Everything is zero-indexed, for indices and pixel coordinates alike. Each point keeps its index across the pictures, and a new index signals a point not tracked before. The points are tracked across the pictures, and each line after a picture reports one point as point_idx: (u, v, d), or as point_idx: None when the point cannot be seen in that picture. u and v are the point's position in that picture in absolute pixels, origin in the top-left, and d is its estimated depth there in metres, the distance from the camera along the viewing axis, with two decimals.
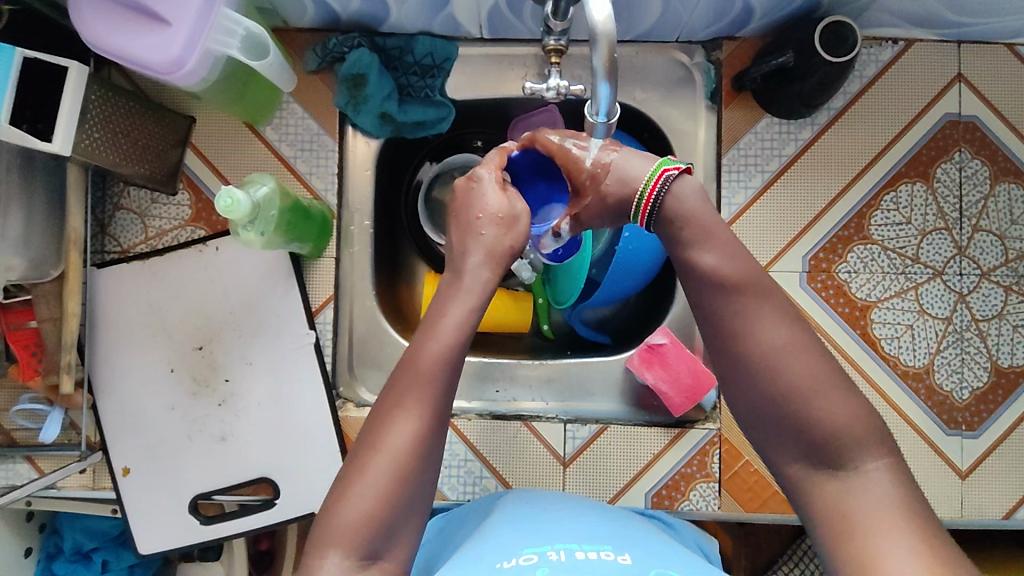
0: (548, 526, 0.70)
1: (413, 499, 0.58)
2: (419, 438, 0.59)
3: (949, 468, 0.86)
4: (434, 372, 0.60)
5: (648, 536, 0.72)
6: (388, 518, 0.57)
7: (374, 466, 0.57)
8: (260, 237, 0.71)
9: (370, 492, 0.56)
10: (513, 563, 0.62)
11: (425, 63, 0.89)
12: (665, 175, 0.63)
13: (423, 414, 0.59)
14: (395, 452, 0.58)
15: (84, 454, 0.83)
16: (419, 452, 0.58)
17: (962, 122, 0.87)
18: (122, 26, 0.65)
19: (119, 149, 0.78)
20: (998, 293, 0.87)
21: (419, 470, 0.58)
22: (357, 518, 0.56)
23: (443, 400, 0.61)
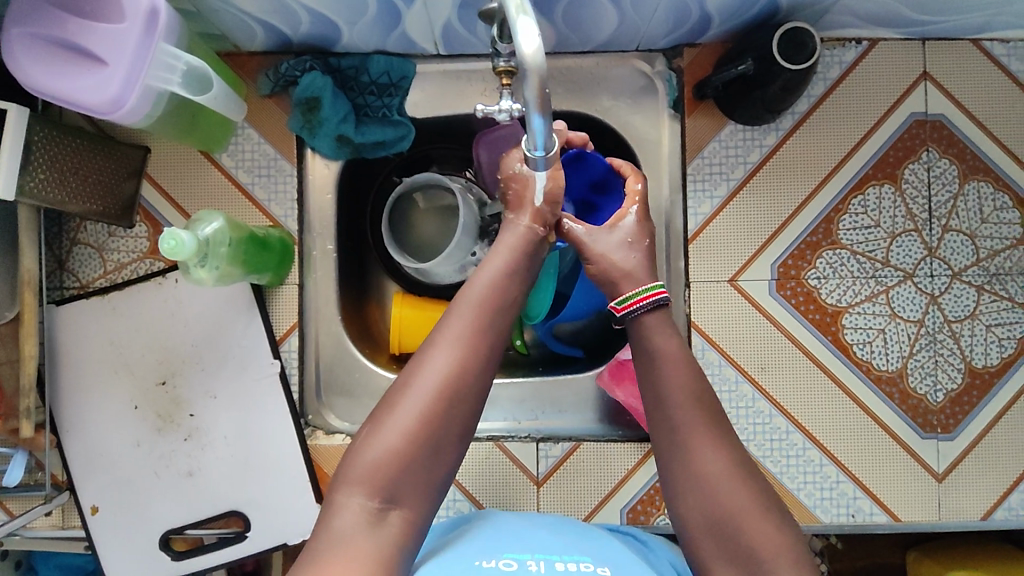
0: (529, 538, 0.70)
1: (441, 442, 0.55)
2: (456, 376, 0.56)
3: (925, 471, 0.85)
4: (479, 315, 0.59)
5: (618, 549, 0.72)
6: (412, 459, 0.54)
7: (408, 399, 0.55)
8: (213, 274, 0.71)
9: (399, 426, 0.54)
10: (493, 565, 0.62)
11: (381, 82, 0.87)
12: (657, 297, 0.66)
13: (464, 352, 0.57)
14: (430, 386, 0.55)
15: (50, 495, 0.82)
16: (454, 391, 0.56)
17: (929, 122, 0.86)
18: (61, 71, 0.63)
19: (68, 187, 0.76)
20: (970, 293, 0.86)
21: (452, 410, 0.55)
22: (383, 454, 0.54)
23: (485, 341, 0.58)
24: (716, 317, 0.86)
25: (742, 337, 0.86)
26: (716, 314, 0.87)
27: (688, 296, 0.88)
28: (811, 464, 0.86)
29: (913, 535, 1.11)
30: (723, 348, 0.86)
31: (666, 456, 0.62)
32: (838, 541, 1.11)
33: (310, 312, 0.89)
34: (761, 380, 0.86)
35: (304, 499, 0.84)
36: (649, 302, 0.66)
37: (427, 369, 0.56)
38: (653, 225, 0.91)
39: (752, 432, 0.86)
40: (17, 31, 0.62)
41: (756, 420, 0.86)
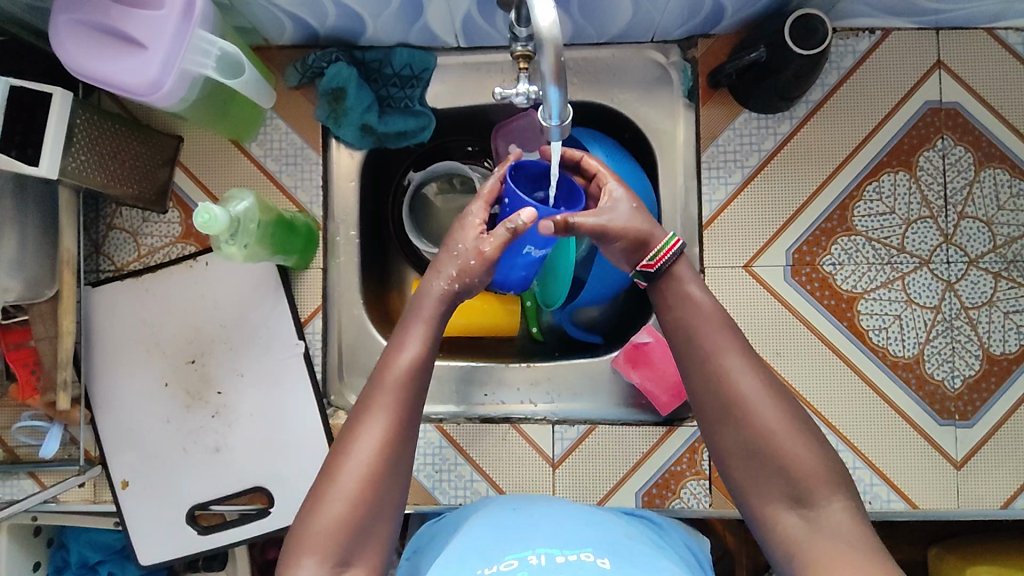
0: (528, 527, 0.72)
1: (382, 507, 0.61)
2: (387, 444, 0.62)
3: (943, 458, 0.85)
4: (404, 380, 0.64)
5: (631, 539, 0.72)
6: (358, 527, 0.59)
7: (346, 471, 0.60)
8: (243, 250, 0.73)
9: (341, 500, 0.59)
10: (496, 570, 0.64)
11: (404, 74, 0.91)
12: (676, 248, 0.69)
13: (392, 419, 0.63)
14: (365, 457, 0.61)
15: (83, 468, 0.85)
16: (387, 458, 0.61)
17: (943, 109, 0.87)
18: (103, 53, 0.67)
19: (107, 171, 0.80)
20: (987, 280, 0.86)
21: (387, 476, 0.61)
22: (329, 525, 0.58)
23: (408, 408, 0.64)
24: (731, 301, 0.87)
25: (758, 322, 0.87)
26: (731, 299, 0.87)
27: (703, 281, 0.89)
28: None
29: (933, 531, 1.09)
30: (738, 333, 0.87)
31: (693, 365, 0.64)
32: None
33: (332, 296, 0.92)
34: (776, 365, 0.86)
35: None
36: (675, 253, 0.68)
37: (361, 442, 0.61)
38: (668, 212, 0.93)
39: None
40: (65, 19, 0.66)
41: None
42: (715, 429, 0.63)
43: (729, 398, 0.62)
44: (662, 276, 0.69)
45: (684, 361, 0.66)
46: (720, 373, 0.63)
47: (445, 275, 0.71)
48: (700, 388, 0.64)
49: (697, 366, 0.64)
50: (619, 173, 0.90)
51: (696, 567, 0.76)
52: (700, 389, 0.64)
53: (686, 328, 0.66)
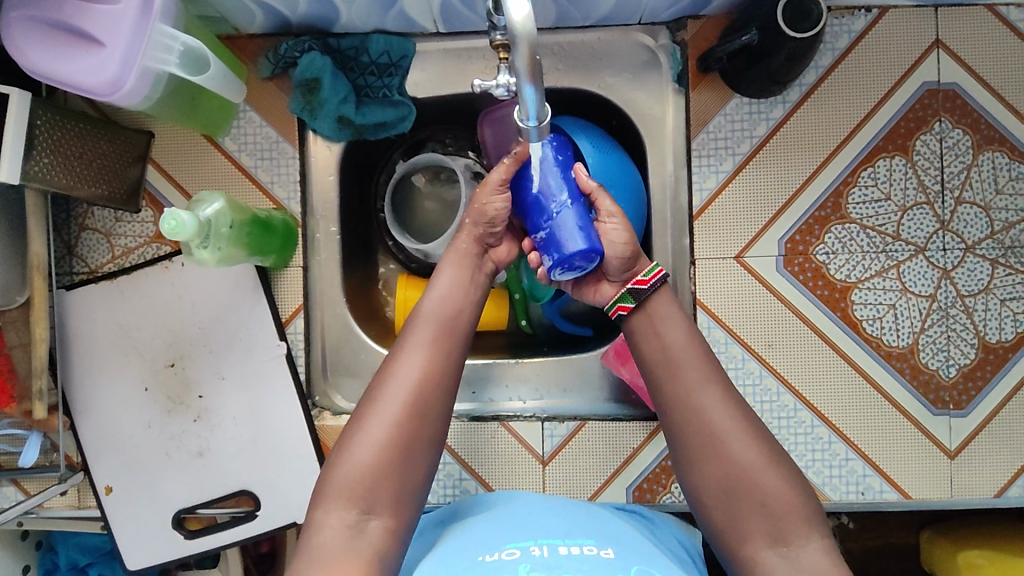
0: (531, 519, 0.71)
1: (414, 452, 0.62)
2: (418, 393, 0.63)
3: (936, 448, 0.84)
4: (433, 332, 0.66)
5: (631, 534, 0.72)
6: (389, 472, 0.61)
7: (377, 416, 0.62)
8: (215, 255, 0.71)
9: (370, 445, 0.61)
10: (496, 558, 0.63)
11: (382, 62, 0.87)
12: (660, 276, 0.69)
13: (426, 368, 0.64)
14: (396, 403, 0.62)
15: (65, 476, 0.84)
16: (418, 406, 0.62)
17: (941, 91, 0.84)
18: (58, 52, 0.63)
19: (72, 172, 0.77)
20: (984, 267, 0.84)
21: (420, 424, 0.62)
22: (358, 472, 0.60)
23: (440, 356, 0.65)
24: (722, 293, 0.85)
25: (749, 315, 0.85)
26: (722, 290, 0.85)
27: (693, 273, 0.87)
28: (819, 441, 0.85)
29: (926, 514, 1.09)
30: (729, 326, 0.85)
31: (665, 389, 0.66)
32: (848, 521, 1.10)
33: (314, 295, 0.90)
34: (768, 357, 0.85)
35: (312, 479, 0.86)
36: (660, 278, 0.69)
37: (392, 390, 0.63)
38: (658, 202, 0.90)
39: (760, 410, 0.85)
40: (16, 15, 0.62)
41: (764, 398, 0.85)
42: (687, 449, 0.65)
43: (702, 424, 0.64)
44: (653, 294, 0.69)
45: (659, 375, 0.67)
46: (693, 398, 0.65)
47: (471, 229, 0.72)
48: (675, 408, 0.65)
49: (672, 390, 0.66)
50: (608, 167, 0.87)
51: (690, 563, 0.76)
52: (677, 414, 0.65)
53: (666, 355, 0.66)
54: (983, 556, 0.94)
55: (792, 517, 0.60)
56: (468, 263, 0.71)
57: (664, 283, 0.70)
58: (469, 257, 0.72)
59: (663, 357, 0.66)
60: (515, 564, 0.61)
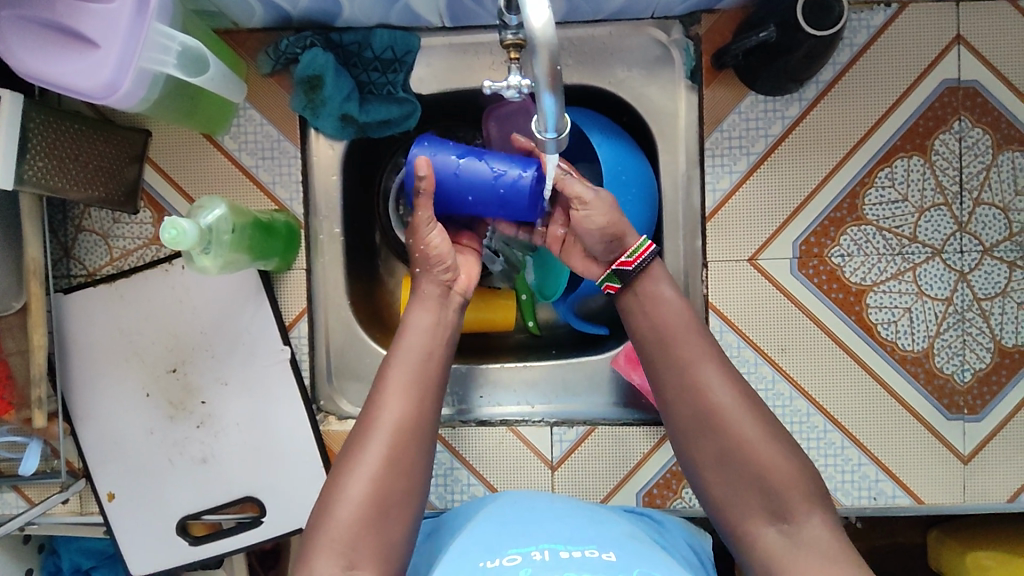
0: (532, 522, 0.71)
1: (397, 507, 0.60)
2: (395, 445, 0.61)
3: (950, 453, 0.83)
4: (407, 384, 0.64)
5: (634, 537, 0.70)
6: (372, 526, 0.59)
7: (358, 472, 0.60)
8: (216, 262, 0.69)
9: (351, 503, 0.59)
10: (497, 563, 0.62)
11: (385, 58, 0.84)
12: (651, 251, 0.70)
13: (403, 417, 0.63)
14: (374, 461, 0.61)
15: (66, 483, 0.82)
16: (396, 459, 0.61)
17: (962, 89, 0.81)
18: (50, 53, 0.60)
19: (68, 174, 0.75)
20: (1002, 269, 0.82)
21: (403, 473, 0.61)
22: (341, 530, 0.58)
23: (416, 409, 0.63)
24: (736, 295, 0.84)
25: (762, 318, 0.83)
26: (734, 293, 0.84)
27: (705, 275, 0.85)
28: (832, 446, 0.84)
29: (934, 514, 1.09)
30: (742, 330, 0.84)
31: (674, 389, 0.65)
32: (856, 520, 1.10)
33: (318, 297, 0.88)
34: (781, 361, 0.83)
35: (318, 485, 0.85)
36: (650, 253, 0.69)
37: (369, 444, 0.61)
38: (669, 202, 0.88)
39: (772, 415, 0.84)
40: (5, 13, 0.59)
41: (776, 402, 0.84)
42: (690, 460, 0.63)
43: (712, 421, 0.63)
44: (638, 275, 0.69)
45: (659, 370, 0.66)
46: (703, 393, 0.63)
47: (433, 272, 0.71)
48: (677, 401, 0.65)
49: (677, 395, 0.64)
50: (618, 159, 0.85)
51: (694, 562, 0.75)
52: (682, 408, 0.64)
53: (682, 364, 0.65)
54: (992, 558, 0.93)
55: (806, 533, 0.59)
56: (436, 305, 0.70)
57: (654, 260, 0.70)
58: (437, 299, 0.70)
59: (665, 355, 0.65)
60: (515, 569, 0.60)
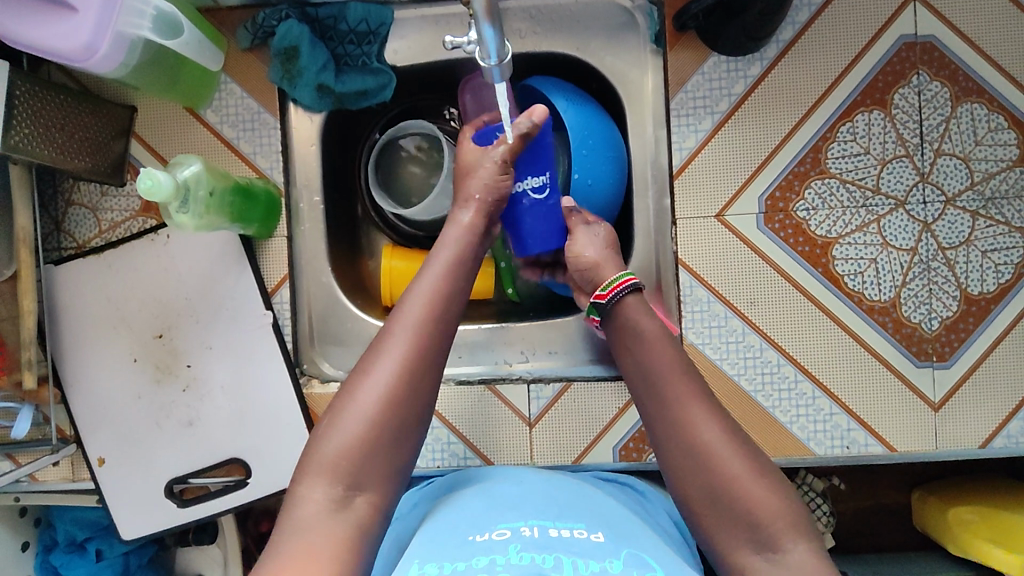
0: (522, 499, 0.72)
1: (404, 425, 0.61)
2: (410, 364, 0.62)
3: (920, 400, 0.84)
4: (427, 308, 0.65)
5: (621, 512, 0.73)
6: (372, 445, 0.60)
7: (369, 387, 0.61)
8: (194, 219, 0.72)
9: (359, 417, 0.60)
10: (486, 537, 0.62)
11: (360, 30, 0.87)
12: (627, 285, 0.73)
13: (419, 339, 0.64)
14: (386, 375, 0.62)
15: (57, 447, 0.85)
16: (409, 376, 0.62)
17: (918, 44, 0.83)
18: (29, 17, 0.64)
19: (54, 143, 0.77)
20: (965, 218, 0.84)
21: (413, 392, 0.62)
22: (344, 442, 0.59)
23: (434, 332, 0.65)
24: (705, 252, 0.86)
25: (731, 272, 0.85)
26: (703, 249, 0.86)
27: (675, 233, 0.88)
28: (804, 397, 0.85)
29: (917, 475, 1.10)
30: (711, 284, 0.86)
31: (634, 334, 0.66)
32: (840, 482, 1.11)
33: (299, 264, 0.91)
34: (751, 314, 0.85)
35: (301, 446, 0.87)
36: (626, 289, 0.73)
37: (385, 358, 0.62)
38: (639, 164, 0.91)
39: (743, 366, 0.85)
40: None
41: (747, 354, 0.85)
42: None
43: None
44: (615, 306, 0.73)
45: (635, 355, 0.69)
46: None
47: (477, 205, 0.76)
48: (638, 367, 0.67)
49: None
50: (584, 122, 0.87)
51: (677, 537, 0.76)
52: None
53: None
54: (972, 511, 0.95)
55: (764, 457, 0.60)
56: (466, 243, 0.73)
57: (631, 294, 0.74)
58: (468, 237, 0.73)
59: None
60: (505, 543, 0.61)
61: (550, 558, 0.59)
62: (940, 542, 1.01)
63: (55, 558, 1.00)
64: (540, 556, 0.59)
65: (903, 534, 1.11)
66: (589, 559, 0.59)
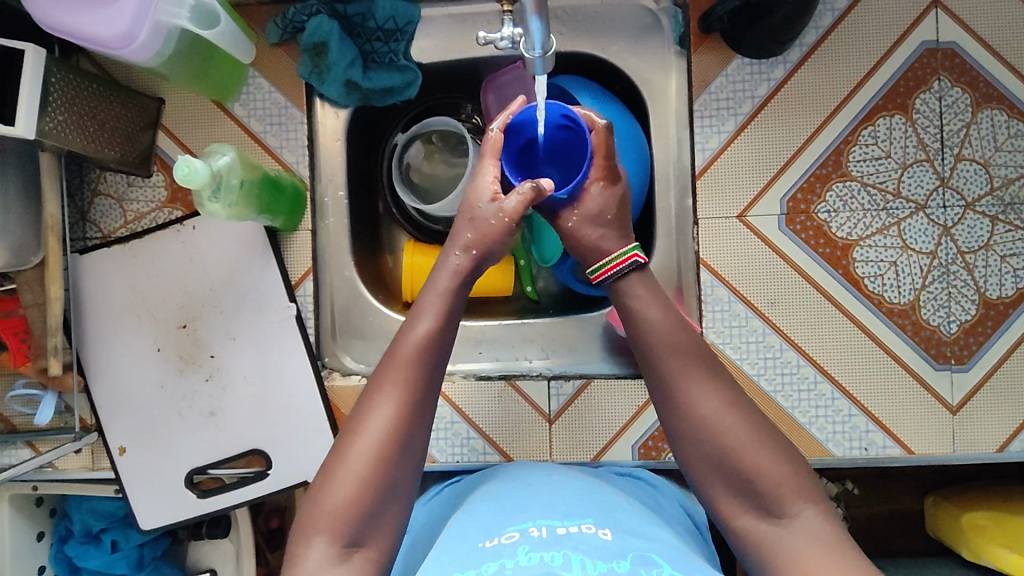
0: (532, 499, 0.71)
1: (396, 482, 0.61)
2: (401, 422, 0.62)
3: (938, 403, 0.85)
4: (415, 359, 0.64)
5: (631, 510, 0.71)
6: (366, 505, 0.60)
7: (358, 449, 0.61)
8: (226, 208, 0.72)
9: (350, 479, 0.60)
10: (495, 542, 0.62)
11: (388, 27, 0.88)
12: (631, 262, 0.68)
13: (407, 395, 0.63)
14: (375, 436, 0.61)
15: (79, 435, 0.85)
16: (400, 434, 0.61)
17: (940, 50, 0.85)
18: (74, 5, 0.65)
19: (87, 132, 0.78)
20: (984, 223, 0.84)
21: (404, 448, 0.62)
22: (337, 506, 0.59)
23: (421, 383, 0.63)
24: (727, 251, 0.86)
25: (752, 273, 0.86)
26: (724, 250, 0.86)
27: (696, 233, 0.89)
28: (822, 398, 0.86)
29: (930, 481, 1.10)
30: (733, 284, 0.86)
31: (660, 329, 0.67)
32: (853, 487, 1.11)
33: (323, 258, 0.92)
34: (771, 315, 0.86)
35: (322, 439, 0.87)
36: (628, 266, 0.68)
37: (374, 419, 0.62)
38: (662, 165, 0.92)
39: (762, 366, 0.86)
40: None
41: (766, 355, 0.86)
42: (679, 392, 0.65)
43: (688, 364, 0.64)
44: (612, 284, 0.69)
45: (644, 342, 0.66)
46: (687, 338, 0.66)
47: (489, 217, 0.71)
48: (659, 353, 0.65)
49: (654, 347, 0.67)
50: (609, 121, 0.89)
51: (691, 529, 0.78)
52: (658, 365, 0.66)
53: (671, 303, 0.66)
54: (987, 516, 0.95)
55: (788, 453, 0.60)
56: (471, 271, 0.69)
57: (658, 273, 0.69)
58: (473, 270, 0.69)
59: (650, 294, 0.68)
60: (514, 546, 0.60)
61: (561, 554, 0.58)
62: (954, 548, 1.02)
63: (70, 549, 1.01)
64: (550, 552, 0.58)
65: (916, 541, 1.11)
66: (589, 558, 0.57)
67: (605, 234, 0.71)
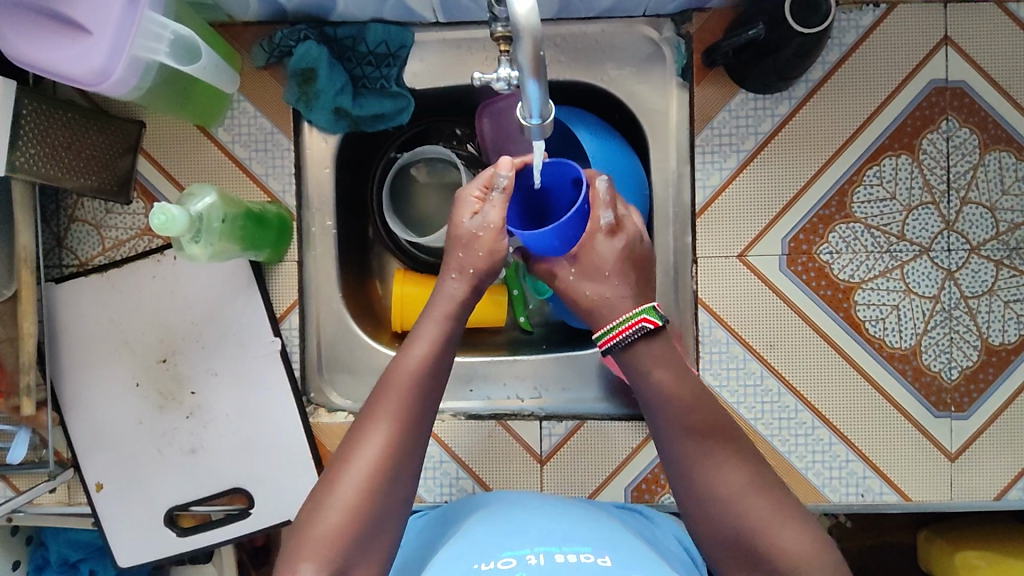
0: (529, 522, 0.68)
1: (386, 511, 0.58)
2: (394, 448, 0.59)
3: (937, 450, 0.83)
4: (412, 382, 0.62)
5: (628, 536, 0.69)
6: (354, 542, 0.57)
7: (350, 475, 0.58)
8: (207, 249, 0.70)
9: (339, 505, 0.57)
10: (491, 566, 0.59)
11: (380, 52, 0.85)
12: (638, 326, 0.65)
13: (402, 421, 0.60)
14: (367, 462, 0.59)
15: (54, 472, 0.82)
16: (393, 462, 0.59)
17: (949, 88, 0.82)
18: (43, 39, 0.61)
19: (62, 163, 0.75)
20: (989, 268, 0.83)
21: (396, 476, 0.59)
22: (325, 533, 0.56)
23: (417, 409, 0.61)
24: (726, 292, 0.84)
25: (751, 314, 0.84)
26: (724, 290, 0.84)
27: (695, 271, 0.86)
28: (819, 443, 0.84)
29: (923, 515, 1.09)
30: (731, 325, 0.84)
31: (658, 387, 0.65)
32: (846, 520, 1.10)
33: (310, 289, 0.88)
34: (770, 358, 0.84)
35: (307, 478, 0.84)
36: (634, 331, 0.64)
37: (367, 443, 0.59)
38: (661, 199, 0.89)
39: (759, 410, 0.84)
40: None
41: (763, 398, 0.84)
42: (676, 453, 0.63)
43: (686, 425, 0.62)
44: (621, 352, 0.66)
45: (649, 396, 0.64)
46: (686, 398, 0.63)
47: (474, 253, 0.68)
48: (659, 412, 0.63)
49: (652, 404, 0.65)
50: (608, 152, 0.86)
51: (689, 562, 0.75)
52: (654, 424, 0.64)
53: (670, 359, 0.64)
54: (981, 557, 0.94)
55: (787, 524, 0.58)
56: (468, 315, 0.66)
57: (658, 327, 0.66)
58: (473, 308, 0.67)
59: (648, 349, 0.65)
60: (510, 573, 0.58)
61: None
62: None
63: None
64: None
65: (907, 573, 1.11)
66: None
67: (612, 288, 0.67)
